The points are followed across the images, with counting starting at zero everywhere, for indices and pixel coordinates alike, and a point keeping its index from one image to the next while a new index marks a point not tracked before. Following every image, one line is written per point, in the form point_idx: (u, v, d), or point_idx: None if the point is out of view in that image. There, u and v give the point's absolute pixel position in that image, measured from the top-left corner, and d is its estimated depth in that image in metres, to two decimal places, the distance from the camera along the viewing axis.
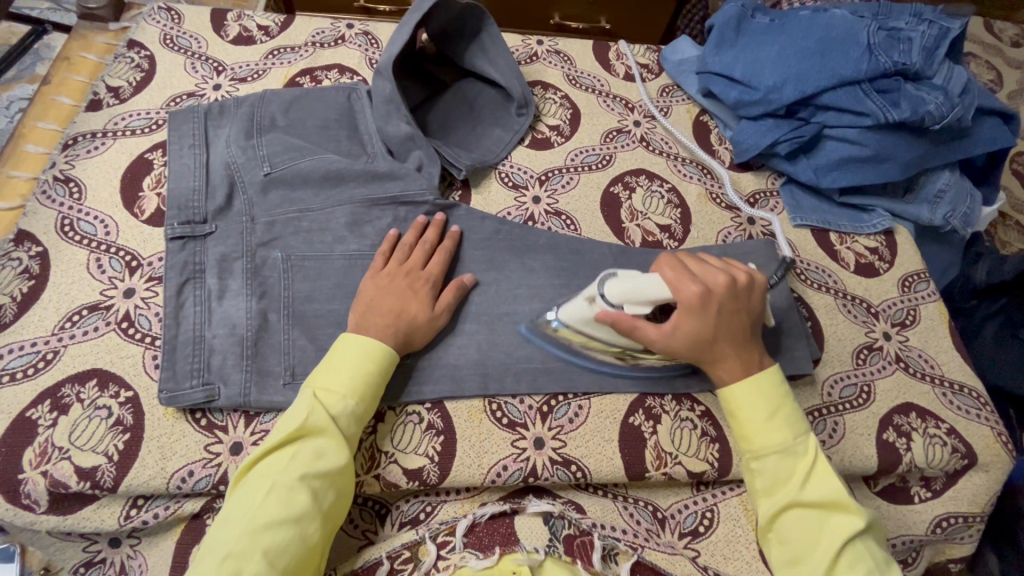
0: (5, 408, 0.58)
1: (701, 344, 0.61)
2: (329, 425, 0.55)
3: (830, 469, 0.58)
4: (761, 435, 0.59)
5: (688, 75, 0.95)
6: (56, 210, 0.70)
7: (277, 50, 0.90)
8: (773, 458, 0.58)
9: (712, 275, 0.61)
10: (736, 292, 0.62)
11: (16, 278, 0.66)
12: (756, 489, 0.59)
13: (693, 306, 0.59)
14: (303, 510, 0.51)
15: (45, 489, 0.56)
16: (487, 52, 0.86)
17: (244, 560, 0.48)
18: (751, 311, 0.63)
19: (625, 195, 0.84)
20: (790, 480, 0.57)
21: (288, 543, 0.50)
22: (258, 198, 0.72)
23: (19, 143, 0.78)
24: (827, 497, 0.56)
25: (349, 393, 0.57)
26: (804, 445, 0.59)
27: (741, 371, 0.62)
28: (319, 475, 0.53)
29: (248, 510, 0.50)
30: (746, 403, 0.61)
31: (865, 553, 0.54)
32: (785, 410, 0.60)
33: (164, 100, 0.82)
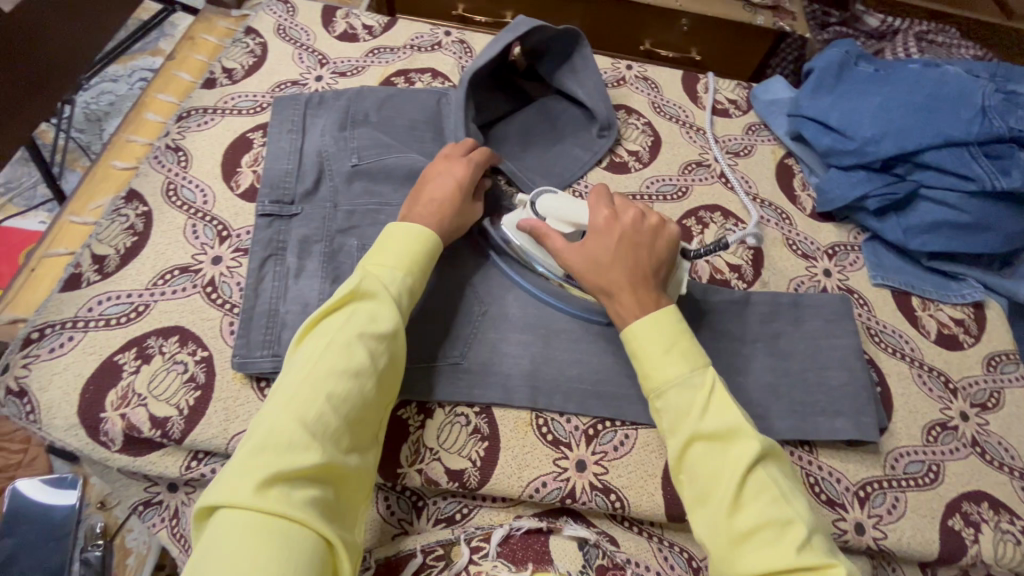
0: (98, 349, 0.63)
1: (595, 268, 0.62)
2: (381, 290, 0.57)
3: (730, 398, 0.55)
4: (658, 368, 0.56)
5: (778, 116, 0.92)
6: (164, 174, 0.76)
7: (377, 49, 0.95)
8: (672, 391, 0.55)
9: (625, 209, 0.65)
10: (643, 228, 0.64)
11: (122, 232, 0.71)
12: (663, 429, 0.56)
13: (596, 228, 0.64)
14: (360, 364, 0.52)
15: (122, 430, 0.60)
16: (577, 73, 0.87)
17: (308, 403, 0.48)
18: (655, 253, 0.63)
19: (697, 229, 0.82)
20: (689, 413, 0.54)
21: (347, 392, 0.51)
22: (343, 187, 0.75)
23: (141, 110, 0.85)
24: (726, 427, 0.52)
25: (400, 267, 0.60)
26: (703, 378, 0.56)
27: (635, 307, 0.60)
28: (372, 336, 0.54)
29: (310, 362, 0.52)
30: (644, 337, 0.58)
31: (768, 481, 0.51)
32: (683, 344, 0.57)
33: (270, 85, 0.87)
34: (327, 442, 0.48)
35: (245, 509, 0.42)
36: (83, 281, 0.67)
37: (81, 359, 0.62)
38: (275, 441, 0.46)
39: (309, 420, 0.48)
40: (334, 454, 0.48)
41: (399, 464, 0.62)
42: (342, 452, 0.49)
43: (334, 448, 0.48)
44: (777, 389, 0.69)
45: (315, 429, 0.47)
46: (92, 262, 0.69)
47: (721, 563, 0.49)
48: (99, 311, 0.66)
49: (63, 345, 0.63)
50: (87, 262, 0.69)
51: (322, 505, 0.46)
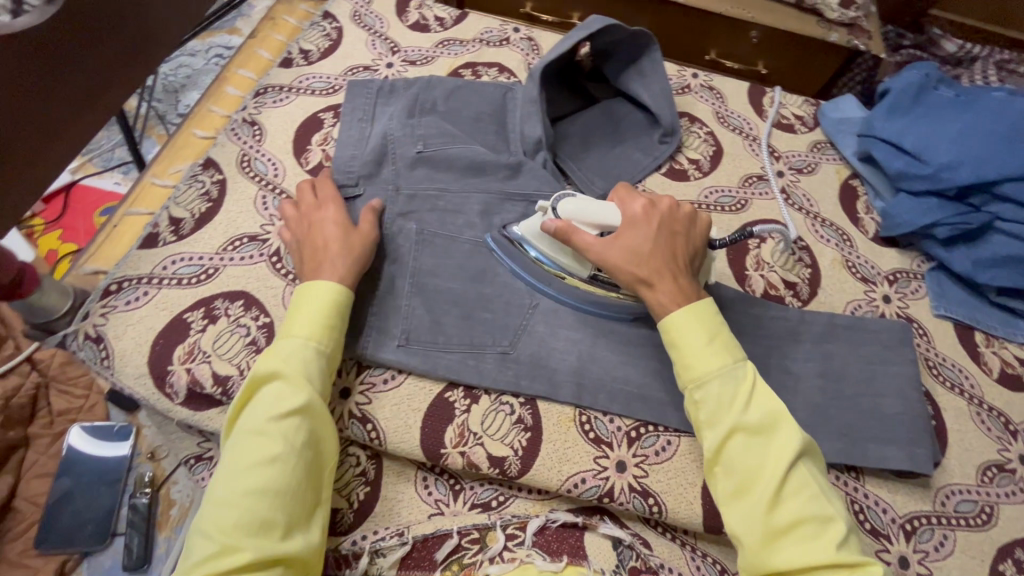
0: (169, 306, 0.66)
1: (637, 257, 0.61)
2: (282, 369, 0.56)
3: (770, 390, 0.56)
4: (700, 358, 0.56)
5: (847, 136, 0.90)
6: (239, 146, 0.79)
7: (447, 41, 0.96)
8: (714, 383, 0.55)
9: (660, 199, 0.66)
10: (677, 220, 0.65)
11: (198, 198, 0.75)
12: (700, 420, 0.56)
13: (634, 217, 0.64)
14: (276, 450, 0.52)
15: (186, 384, 0.63)
16: (644, 77, 0.86)
17: (231, 510, 0.49)
18: (690, 244, 0.64)
19: (754, 243, 0.81)
20: (731, 405, 0.54)
21: (270, 482, 0.50)
22: (405, 173, 0.77)
23: (222, 85, 0.89)
24: (768, 420, 0.54)
25: (309, 338, 0.58)
26: (744, 371, 0.56)
27: (676, 296, 0.60)
28: (288, 413, 0.54)
29: (232, 461, 0.52)
30: (685, 330, 0.58)
31: (807, 476, 0.52)
32: (722, 337, 0.58)
33: (343, 69, 0.90)
34: (257, 536, 0.48)
35: None
36: (159, 241, 0.71)
37: (154, 313, 0.66)
38: (203, 560, 0.47)
39: (228, 528, 0.48)
40: (270, 545, 0.49)
41: (443, 445, 0.63)
42: (280, 537, 0.50)
43: (264, 539, 0.48)
44: (827, 411, 0.67)
45: (242, 530, 0.48)
46: (169, 223, 0.72)
47: (756, 555, 0.50)
48: (172, 270, 0.69)
49: (138, 299, 0.66)
50: (164, 223, 0.72)
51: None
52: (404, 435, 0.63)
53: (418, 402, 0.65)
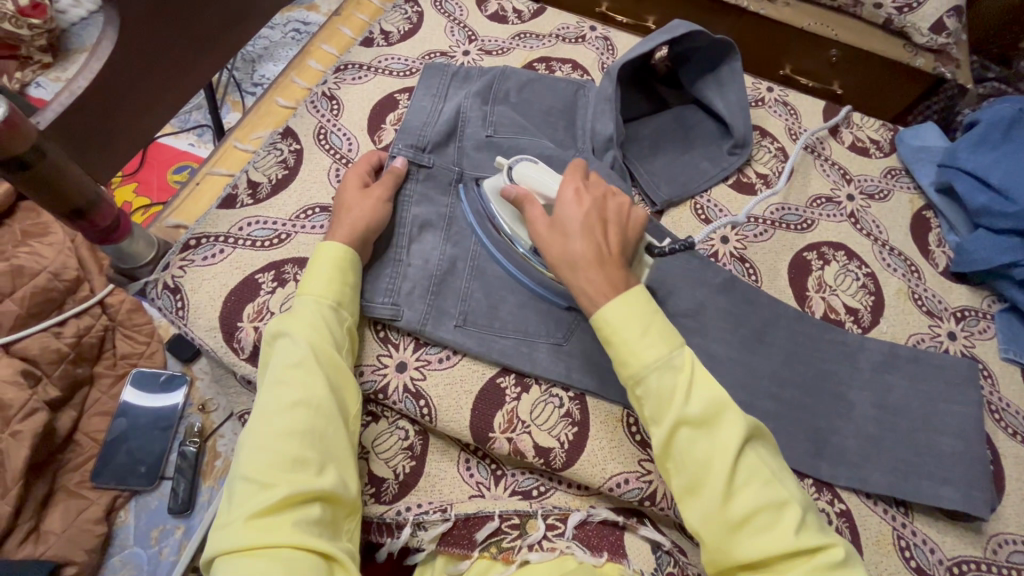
0: (242, 266, 0.69)
1: (560, 237, 0.58)
2: (292, 322, 0.58)
3: (709, 375, 0.52)
4: (636, 352, 0.52)
5: (926, 165, 0.88)
6: (317, 119, 0.82)
7: (524, 33, 0.97)
8: (652, 377, 0.51)
9: (594, 185, 0.62)
10: (610, 206, 0.61)
11: (276, 164, 0.77)
12: (645, 417, 0.53)
13: (567, 199, 0.60)
14: (299, 395, 0.53)
15: (253, 341, 0.66)
16: (721, 86, 0.84)
17: (267, 451, 0.50)
18: (621, 232, 0.59)
19: (817, 264, 0.80)
20: (672, 399, 0.50)
21: (299, 423, 0.52)
22: (472, 151, 0.77)
23: (304, 58, 0.91)
24: (711, 410, 0.50)
25: (323, 293, 0.61)
26: (681, 357, 0.52)
27: (605, 286, 0.55)
28: (307, 361, 0.56)
29: (259, 411, 0.53)
30: (618, 320, 0.53)
31: (756, 464, 0.49)
32: (659, 324, 0.53)
33: (421, 52, 0.91)
34: (292, 473, 0.49)
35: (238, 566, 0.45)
36: (237, 202, 0.74)
37: (228, 271, 0.69)
38: (245, 498, 0.48)
39: (264, 468, 0.49)
40: (306, 480, 0.49)
41: (491, 429, 0.64)
42: (315, 473, 0.50)
43: (299, 475, 0.49)
44: (882, 442, 0.66)
45: (279, 467, 0.49)
46: (247, 186, 0.75)
47: (716, 551, 0.48)
48: (247, 231, 0.72)
49: (214, 256, 0.69)
50: (242, 186, 0.75)
51: (309, 523, 0.48)
52: (454, 415, 0.64)
53: (470, 384, 0.66)
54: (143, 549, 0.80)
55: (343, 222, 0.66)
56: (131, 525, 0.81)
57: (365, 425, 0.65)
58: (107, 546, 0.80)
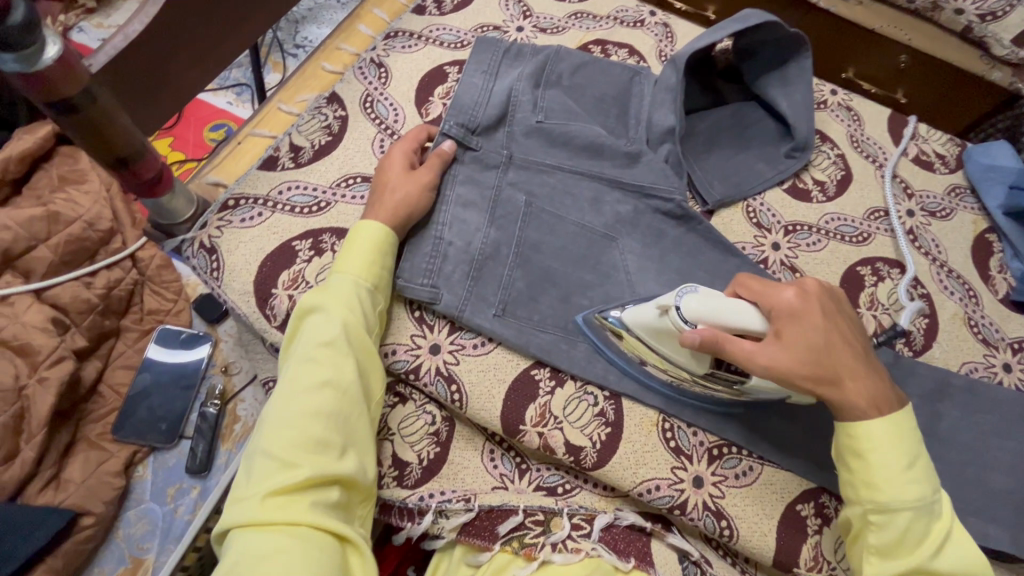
0: (281, 231, 0.67)
1: (814, 357, 0.51)
2: (324, 300, 0.57)
3: (966, 533, 0.51)
4: (898, 488, 0.50)
5: (994, 185, 0.83)
6: (364, 86, 0.79)
7: (581, 13, 0.93)
8: (903, 516, 0.49)
9: (808, 280, 0.56)
10: (834, 303, 0.55)
11: (320, 130, 0.75)
12: (869, 541, 0.51)
13: (792, 307, 0.53)
14: (329, 375, 0.52)
15: (286, 310, 0.64)
16: (788, 84, 0.80)
17: (290, 429, 0.49)
18: (850, 323, 0.55)
19: (871, 281, 0.76)
20: (922, 545, 0.49)
21: (325, 404, 0.50)
22: (521, 136, 0.74)
23: (354, 22, 0.88)
24: (962, 571, 0.49)
25: (360, 275, 0.59)
26: (939, 505, 0.51)
27: (875, 400, 0.52)
28: (338, 341, 0.54)
29: (284, 387, 0.52)
30: (880, 451, 0.51)
31: None
32: (925, 469, 0.51)
33: (474, 25, 0.88)
34: (314, 454, 0.48)
35: (252, 545, 0.44)
36: (278, 165, 0.72)
37: (265, 236, 0.67)
38: (264, 476, 0.47)
39: (284, 445, 0.48)
40: (327, 463, 0.48)
41: (522, 422, 0.62)
42: (337, 457, 0.49)
43: (321, 458, 0.48)
44: None
45: (301, 447, 0.48)
46: (289, 150, 0.73)
47: None
48: (287, 196, 0.70)
49: (253, 219, 0.68)
50: (285, 149, 0.73)
51: (326, 507, 0.47)
52: (485, 403, 0.62)
53: (503, 373, 0.64)
54: (158, 506, 0.80)
55: (386, 204, 0.64)
56: (147, 481, 0.81)
57: (392, 406, 0.64)
58: (124, 499, 0.80)
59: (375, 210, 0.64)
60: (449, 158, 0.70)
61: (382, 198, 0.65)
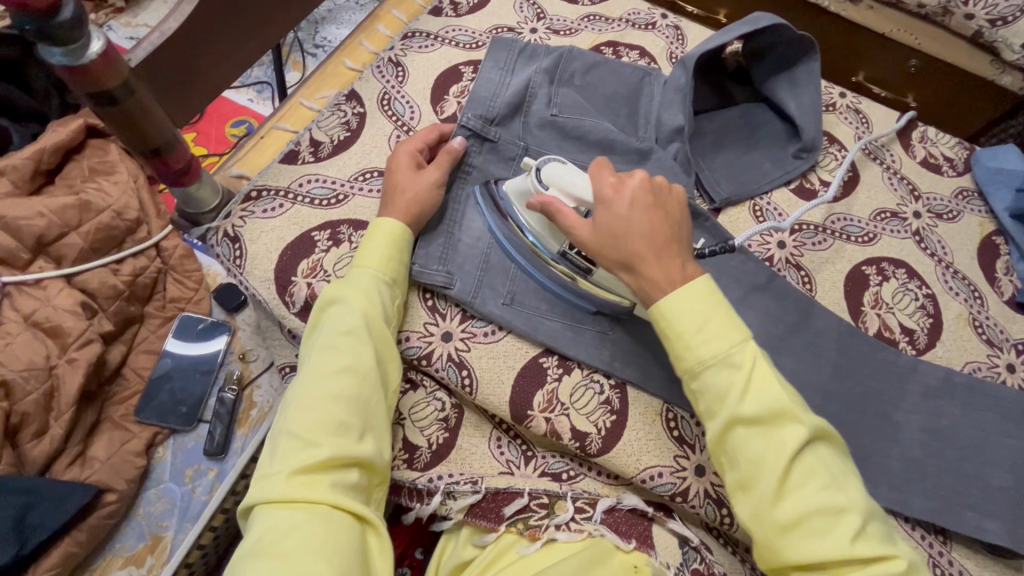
0: (301, 221, 0.70)
1: (607, 240, 0.56)
2: (344, 292, 0.59)
3: (770, 372, 0.50)
4: (692, 346, 0.51)
5: (1001, 189, 0.84)
6: (382, 84, 0.82)
7: (593, 16, 0.95)
8: (709, 372, 0.51)
9: (634, 172, 0.58)
10: (653, 190, 0.57)
11: (339, 125, 0.78)
12: (700, 411, 0.53)
13: (602, 197, 0.57)
14: (348, 362, 0.54)
15: (304, 297, 0.67)
16: (796, 86, 0.82)
17: (312, 411, 0.51)
18: (669, 217, 0.57)
19: (876, 280, 0.77)
20: (727, 395, 0.50)
21: (345, 389, 0.53)
22: (534, 132, 0.77)
23: (373, 22, 0.91)
24: (771, 411, 0.49)
25: (380, 269, 0.61)
26: (741, 354, 0.51)
27: (663, 279, 0.54)
28: (357, 330, 0.56)
29: (305, 374, 0.54)
30: (676, 310, 0.52)
31: (818, 469, 0.48)
32: (720, 316, 0.52)
33: (489, 26, 0.90)
34: (335, 436, 0.50)
35: (276, 520, 0.46)
36: (299, 159, 0.75)
37: (286, 226, 0.70)
38: (286, 456, 0.49)
39: (306, 427, 0.50)
40: (347, 445, 0.50)
41: (530, 408, 0.64)
42: (356, 440, 0.51)
43: (341, 440, 0.50)
44: (929, 468, 0.64)
45: (323, 429, 0.50)
46: (310, 144, 0.76)
47: (764, 549, 0.48)
48: (307, 189, 0.72)
49: (274, 210, 0.71)
50: (305, 143, 0.76)
51: (347, 488, 0.49)
52: (494, 389, 0.65)
53: (512, 361, 0.66)
54: (176, 486, 0.83)
55: (398, 204, 0.66)
56: (167, 461, 0.85)
57: (405, 391, 0.66)
58: (145, 479, 0.83)
59: (388, 207, 0.66)
60: (458, 155, 0.71)
61: (393, 199, 0.66)
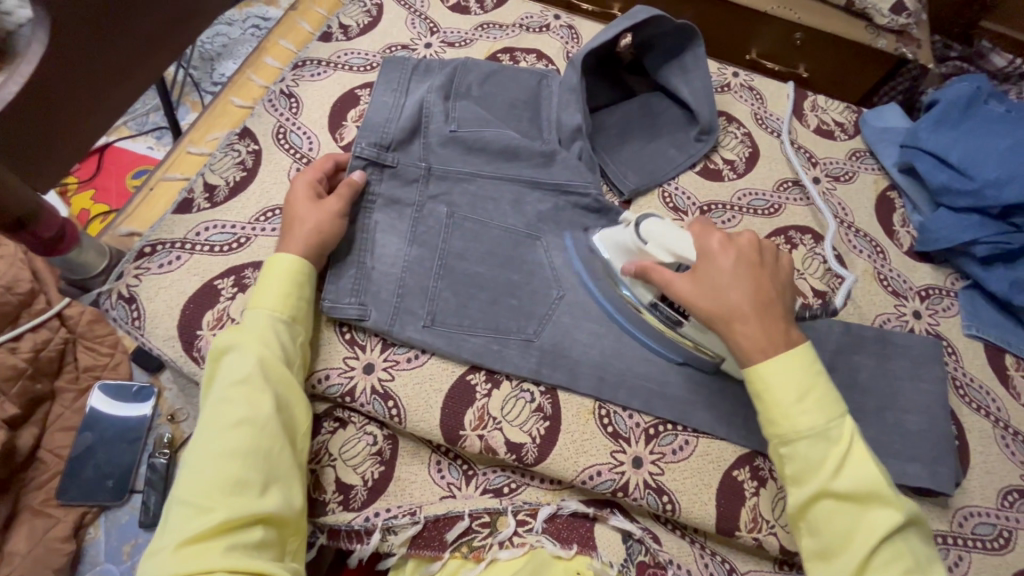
0: (201, 271, 0.67)
1: (715, 299, 0.57)
2: (239, 337, 0.57)
3: (867, 453, 0.53)
4: (791, 417, 0.53)
5: (888, 146, 0.88)
6: (275, 118, 0.80)
7: (487, 24, 0.96)
8: (804, 443, 0.53)
9: (739, 231, 0.60)
10: (757, 250, 0.59)
11: (233, 166, 0.75)
12: (785, 474, 0.55)
13: (710, 254, 0.58)
14: (243, 414, 0.52)
15: (213, 350, 0.64)
16: (686, 72, 0.84)
17: (206, 473, 0.49)
18: (775, 274, 0.59)
19: (785, 249, 0.80)
20: (821, 469, 0.52)
21: (241, 444, 0.51)
22: (437, 149, 0.76)
23: (261, 55, 0.89)
24: (863, 490, 0.51)
25: (276, 307, 0.60)
26: (840, 430, 0.53)
27: (763, 342, 0.55)
28: (252, 380, 0.54)
29: (201, 433, 0.52)
30: (774, 381, 0.54)
31: (902, 552, 0.50)
32: (818, 389, 0.54)
33: (382, 46, 0.89)
34: (232, 496, 0.48)
35: None
36: (194, 207, 0.72)
37: (186, 278, 0.67)
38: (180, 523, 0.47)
39: (203, 489, 0.48)
40: (246, 503, 0.48)
41: (462, 427, 0.63)
42: (258, 495, 0.49)
43: (240, 497, 0.48)
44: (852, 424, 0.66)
45: (219, 490, 0.48)
46: (203, 190, 0.73)
47: None
48: (204, 236, 0.70)
49: (171, 263, 0.68)
50: (199, 190, 0.73)
51: (247, 548, 0.47)
52: (423, 415, 0.64)
53: (439, 382, 0.65)
54: (114, 565, 0.78)
55: (296, 236, 0.64)
56: (101, 541, 0.79)
57: (334, 430, 0.64)
58: (78, 564, 0.78)
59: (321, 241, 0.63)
60: (359, 187, 0.70)
61: (292, 229, 0.65)
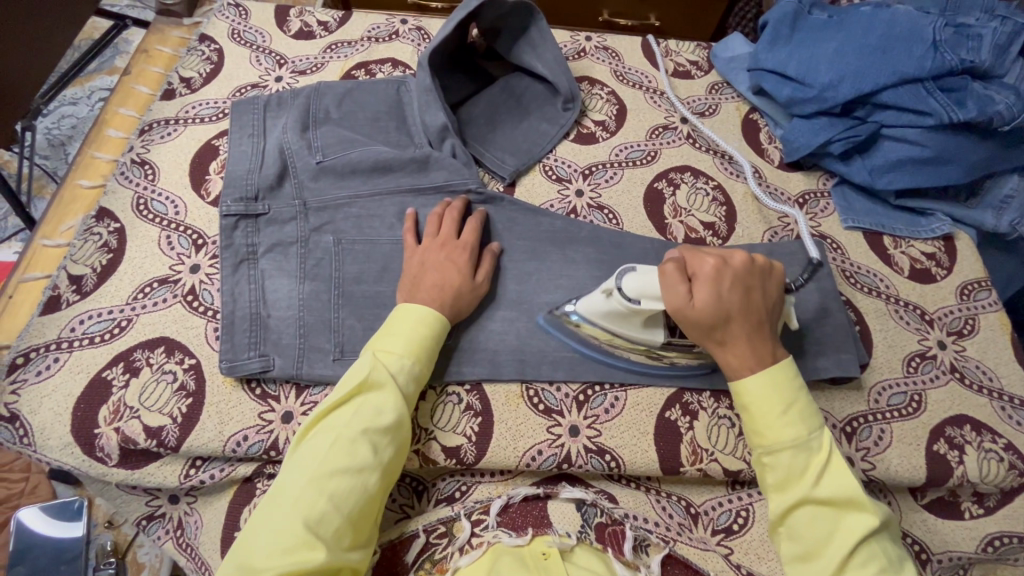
0: (84, 368, 0.64)
1: (711, 321, 0.58)
2: (389, 380, 0.57)
3: (846, 463, 0.54)
4: (777, 430, 0.55)
5: (739, 73, 0.93)
6: (132, 190, 0.76)
7: (335, 44, 0.94)
8: (785, 454, 0.54)
9: (732, 252, 0.61)
10: (752, 272, 0.60)
11: (97, 251, 0.71)
12: (767, 483, 0.56)
13: (708, 278, 0.59)
14: (365, 461, 0.53)
15: (118, 444, 0.61)
16: (535, 47, 0.86)
17: (316, 510, 0.50)
18: (766, 297, 0.61)
19: (669, 191, 0.83)
20: (803, 477, 0.54)
21: (348, 492, 0.52)
22: (309, 183, 0.74)
23: (101, 128, 0.85)
24: (843, 496, 0.52)
25: (408, 354, 0.59)
26: (819, 440, 0.55)
27: (754, 362, 0.58)
28: (377, 430, 0.55)
29: (315, 459, 0.53)
30: (758, 397, 0.57)
31: (879, 553, 0.51)
32: (799, 405, 0.56)
33: (230, 91, 0.86)
34: (332, 541, 0.50)
35: None
36: (62, 303, 0.67)
37: (69, 378, 0.63)
38: (284, 546, 0.48)
39: (316, 519, 0.50)
40: (340, 553, 0.50)
41: None
42: (347, 548, 0.51)
43: (337, 546, 0.50)
44: None
45: (322, 529, 0.49)
46: (69, 283, 0.69)
47: None
48: (82, 329, 0.66)
49: (49, 368, 0.64)
50: (64, 283, 0.69)
51: None
52: None
53: None
54: None
55: (423, 287, 0.64)
56: None
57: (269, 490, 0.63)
58: None
59: (414, 293, 0.64)
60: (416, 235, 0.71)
61: (416, 287, 0.65)
